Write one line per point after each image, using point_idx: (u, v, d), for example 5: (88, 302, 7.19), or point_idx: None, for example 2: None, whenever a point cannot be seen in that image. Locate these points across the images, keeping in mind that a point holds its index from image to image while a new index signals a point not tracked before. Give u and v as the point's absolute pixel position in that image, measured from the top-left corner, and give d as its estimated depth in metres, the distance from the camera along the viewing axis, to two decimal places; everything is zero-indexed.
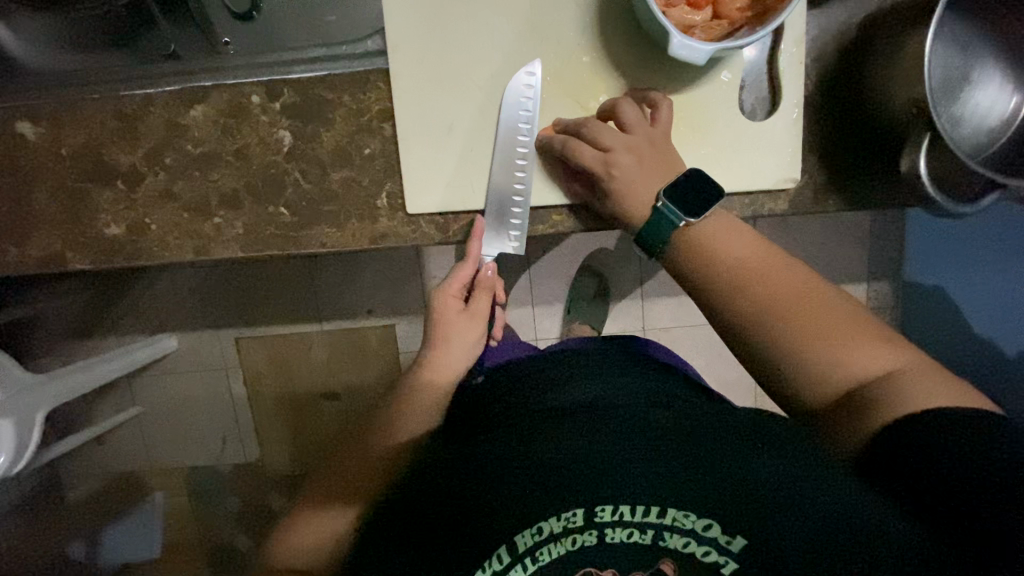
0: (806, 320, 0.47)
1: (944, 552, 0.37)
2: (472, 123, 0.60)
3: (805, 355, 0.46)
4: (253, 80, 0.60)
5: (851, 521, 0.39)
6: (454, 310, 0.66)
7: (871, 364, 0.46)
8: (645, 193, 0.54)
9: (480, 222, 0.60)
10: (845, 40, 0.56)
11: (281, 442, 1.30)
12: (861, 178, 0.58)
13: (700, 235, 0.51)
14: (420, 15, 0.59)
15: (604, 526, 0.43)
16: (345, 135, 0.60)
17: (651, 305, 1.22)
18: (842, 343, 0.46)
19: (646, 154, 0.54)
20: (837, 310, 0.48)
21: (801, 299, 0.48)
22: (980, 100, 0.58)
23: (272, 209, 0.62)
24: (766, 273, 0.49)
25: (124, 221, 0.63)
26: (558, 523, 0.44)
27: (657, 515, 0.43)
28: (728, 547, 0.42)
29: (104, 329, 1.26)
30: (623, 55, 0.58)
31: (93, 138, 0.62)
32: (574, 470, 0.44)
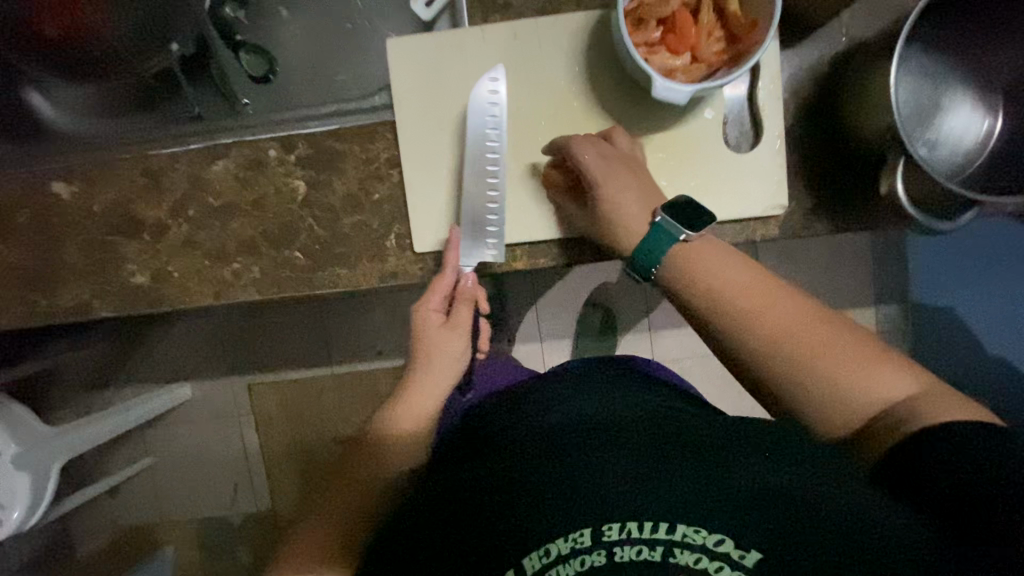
0: (807, 342, 0.49)
1: (965, 555, 0.37)
2: (473, 166, 0.64)
3: (806, 374, 0.48)
4: (271, 136, 0.65)
5: (869, 532, 0.39)
6: (435, 324, 0.65)
7: (875, 388, 0.47)
8: (635, 200, 0.57)
9: (456, 233, 0.63)
10: (818, 77, 0.61)
11: (294, 489, 1.29)
12: (846, 203, 0.60)
13: (691, 252, 0.54)
14: (421, 75, 0.64)
15: (614, 545, 0.41)
16: (356, 182, 0.64)
17: (660, 337, 1.23)
18: (848, 362, 0.48)
19: (633, 170, 0.58)
20: (836, 332, 0.49)
21: (797, 324, 0.50)
22: (953, 124, 0.61)
23: (289, 253, 0.65)
24: (758, 292, 0.51)
25: (149, 269, 0.67)
26: (566, 543, 0.42)
27: (668, 531, 0.41)
28: (744, 563, 0.40)
29: (120, 381, 1.28)
30: (612, 99, 0.62)
31: (123, 194, 0.66)
32: (570, 486, 0.44)
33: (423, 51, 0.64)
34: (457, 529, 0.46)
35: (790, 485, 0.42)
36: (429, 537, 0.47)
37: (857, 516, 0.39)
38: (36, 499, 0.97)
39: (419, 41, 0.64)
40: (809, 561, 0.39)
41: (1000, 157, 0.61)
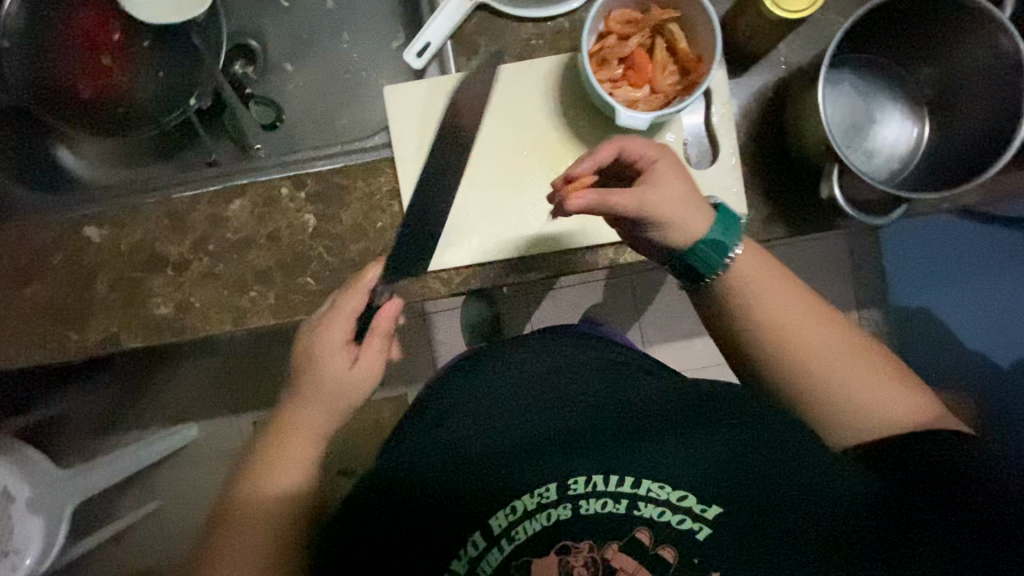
0: (841, 375, 0.57)
1: (900, 509, 0.53)
2: (465, 193, 0.72)
3: (838, 394, 0.57)
4: (283, 176, 0.72)
5: (812, 489, 0.54)
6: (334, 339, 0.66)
7: (884, 404, 0.57)
8: (677, 181, 0.57)
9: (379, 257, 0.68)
10: (764, 100, 0.69)
11: None
12: (798, 209, 0.68)
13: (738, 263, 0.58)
14: (416, 111, 0.72)
15: (578, 499, 0.55)
16: (361, 213, 0.72)
17: (653, 351, 1.30)
18: (873, 387, 0.57)
19: (668, 161, 0.58)
20: (851, 351, 0.58)
21: (834, 356, 0.58)
22: (886, 134, 0.69)
23: (301, 280, 0.72)
24: (795, 303, 0.58)
25: (172, 301, 0.73)
26: (532, 499, 0.56)
27: (634, 487, 0.55)
28: (703, 513, 0.54)
29: (129, 423, 1.32)
30: (585, 128, 0.70)
31: (149, 234, 0.73)
32: (554, 459, 0.58)
33: (420, 91, 0.72)
34: (458, 494, 0.58)
35: (725, 448, 0.56)
36: (432, 504, 0.58)
37: (815, 483, 0.54)
38: (48, 543, 0.98)
39: (416, 83, 0.72)
40: (739, 507, 0.54)
41: (930, 160, 0.68)
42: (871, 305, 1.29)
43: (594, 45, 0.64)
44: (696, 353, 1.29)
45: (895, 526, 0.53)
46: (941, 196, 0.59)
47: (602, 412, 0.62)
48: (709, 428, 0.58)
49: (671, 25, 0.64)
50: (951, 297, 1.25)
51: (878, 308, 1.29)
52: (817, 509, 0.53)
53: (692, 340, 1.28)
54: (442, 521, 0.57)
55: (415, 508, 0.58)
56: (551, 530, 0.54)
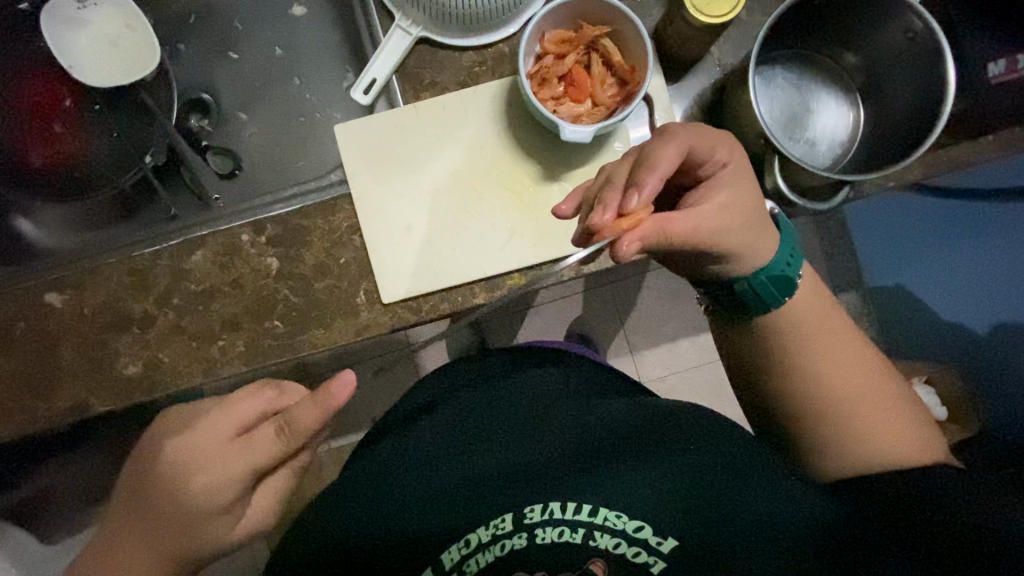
0: (849, 392, 0.58)
1: (863, 530, 0.51)
2: (425, 222, 0.72)
3: (842, 407, 0.58)
4: (242, 222, 0.73)
5: (768, 511, 0.53)
6: (229, 436, 0.55)
7: (890, 431, 0.57)
8: (741, 197, 0.57)
9: (349, 377, 0.53)
10: (704, 101, 0.71)
11: None
12: None
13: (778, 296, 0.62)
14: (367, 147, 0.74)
15: (534, 528, 0.54)
16: (323, 251, 0.72)
17: (642, 356, 1.31)
18: (881, 408, 0.58)
19: (724, 177, 0.58)
20: (871, 378, 0.59)
21: (841, 376, 0.59)
22: (824, 121, 0.72)
23: (269, 323, 0.71)
24: (820, 325, 0.61)
25: (140, 360, 0.72)
26: (487, 531, 0.55)
27: (591, 515, 0.54)
28: (660, 546, 0.53)
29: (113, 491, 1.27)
30: (534, 146, 0.72)
31: (111, 295, 0.73)
32: (510, 488, 0.58)
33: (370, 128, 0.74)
34: (413, 531, 0.57)
35: (682, 469, 0.56)
36: (383, 539, 0.58)
37: (774, 509, 0.53)
38: None
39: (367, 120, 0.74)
40: (694, 531, 0.53)
41: (869, 142, 0.71)
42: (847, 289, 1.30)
43: (533, 66, 0.67)
44: (684, 354, 1.30)
45: (852, 549, 0.50)
46: (879, 176, 0.61)
47: (560, 439, 0.63)
48: (670, 449, 0.58)
49: (604, 40, 0.67)
50: (923, 274, 1.27)
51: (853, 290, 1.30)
52: (773, 532, 0.52)
53: (678, 342, 1.29)
54: (395, 554, 0.57)
55: (372, 552, 0.57)
56: (505, 560, 0.54)
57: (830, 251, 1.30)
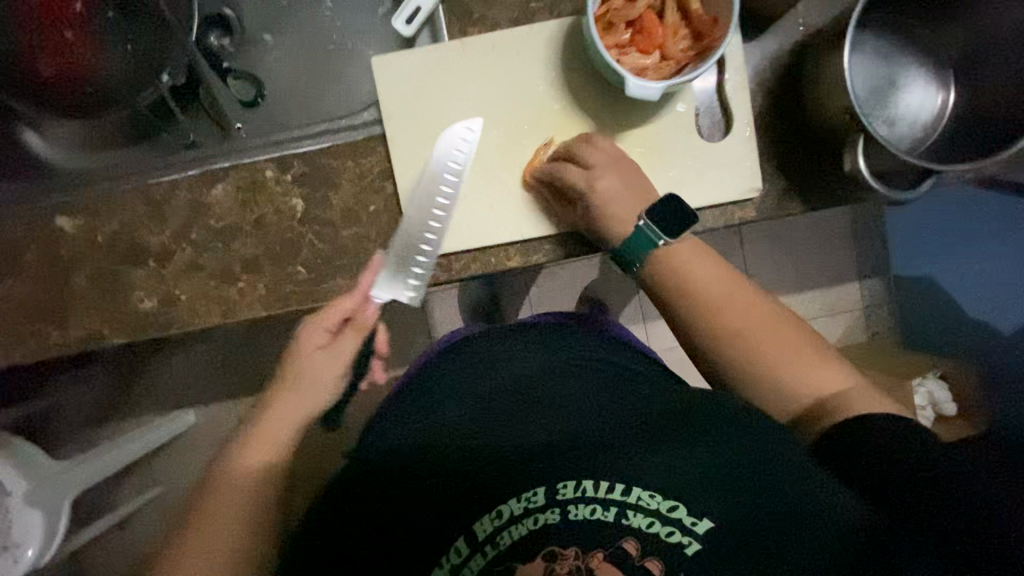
0: (774, 350, 0.59)
1: (890, 526, 0.49)
2: (461, 175, 0.67)
3: (762, 368, 0.59)
4: (266, 157, 0.68)
5: (806, 501, 0.51)
6: (318, 341, 0.66)
7: (825, 384, 0.57)
8: (620, 207, 0.62)
9: (379, 260, 0.66)
10: (781, 64, 0.64)
11: None
12: (815, 181, 0.64)
13: (676, 266, 0.61)
14: (425, 197, 0.66)
15: (567, 504, 0.53)
16: (352, 196, 0.67)
17: (654, 325, 1.27)
18: (805, 366, 0.58)
19: (624, 169, 0.63)
20: (786, 335, 0.59)
21: (760, 338, 0.59)
22: (910, 100, 0.65)
23: (291, 269, 0.68)
24: (728, 289, 0.61)
25: (156, 295, 0.69)
26: (521, 503, 0.54)
27: (623, 494, 0.52)
28: (694, 528, 0.50)
29: (123, 413, 1.28)
30: (588, 98, 0.66)
31: (126, 225, 0.69)
32: (541, 462, 0.57)
33: (439, 179, 0.66)
34: (453, 494, 0.58)
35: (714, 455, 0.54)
36: (412, 507, 0.58)
37: (810, 506, 0.51)
38: (48, 536, 0.98)
39: (436, 173, 0.66)
40: (730, 516, 0.51)
41: (955, 128, 0.64)
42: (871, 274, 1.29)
43: (600, 8, 0.60)
44: None
45: (879, 549, 0.48)
46: (967, 168, 0.56)
47: (598, 417, 0.62)
48: (702, 430, 0.56)
49: None
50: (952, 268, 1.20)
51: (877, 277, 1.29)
52: (807, 524, 0.50)
53: None
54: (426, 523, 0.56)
55: (410, 517, 0.58)
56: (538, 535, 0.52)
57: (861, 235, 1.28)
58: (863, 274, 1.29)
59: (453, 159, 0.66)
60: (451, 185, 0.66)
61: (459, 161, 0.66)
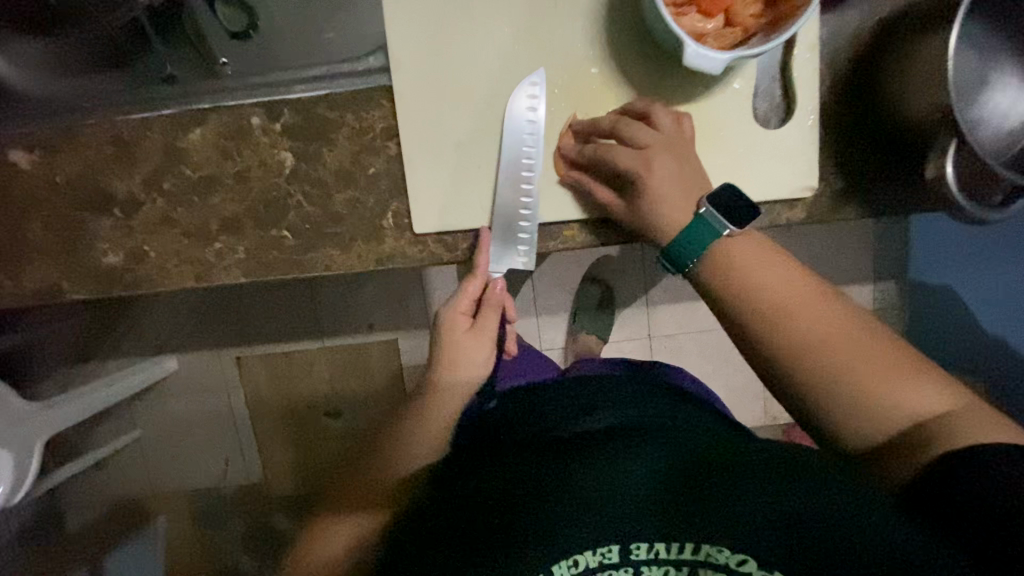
0: (858, 365, 0.44)
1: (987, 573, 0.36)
2: (478, 141, 0.59)
3: (833, 383, 0.44)
4: (253, 101, 0.58)
5: (876, 537, 0.36)
6: (461, 329, 0.61)
7: (923, 403, 0.44)
8: (679, 198, 0.52)
9: (486, 235, 0.59)
10: (858, 41, 0.55)
11: (283, 458, 1.22)
12: (877, 184, 0.56)
13: (729, 258, 0.49)
14: (512, 166, 0.58)
15: (640, 564, 0.39)
16: (349, 155, 0.59)
17: (656, 313, 1.10)
18: (895, 380, 0.44)
19: (681, 153, 0.54)
20: (871, 345, 0.45)
21: (839, 349, 0.45)
22: (999, 100, 0.57)
23: (275, 233, 0.60)
24: (795, 291, 0.47)
25: (122, 249, 0.61)
26: (593, 556, 0.39)
27: (692, 550, 0.38)
28: None
29: (104, 353, 1.17)
30: (631, 65, 0.57)
31: (89, 166, 0.60)
32: (606, 505, 0.40)
33: (518, 144, 0.57)
34: (478, 537, 0.40)
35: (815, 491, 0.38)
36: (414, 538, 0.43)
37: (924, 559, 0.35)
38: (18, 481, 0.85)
39: (514, 139, 0.57)
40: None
41: None
42: (888, 276, 1.04)
43: None
44: (702, 315, 1.10)
45: None
46: None
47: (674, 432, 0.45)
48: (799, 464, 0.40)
49: None
50: None
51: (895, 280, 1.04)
52: None
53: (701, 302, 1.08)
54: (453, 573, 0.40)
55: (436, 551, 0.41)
56: None
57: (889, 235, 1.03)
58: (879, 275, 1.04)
59: (527, 118, 0.57)
60: (535, 147, 0.57)
61: (535, 120, 0.57)
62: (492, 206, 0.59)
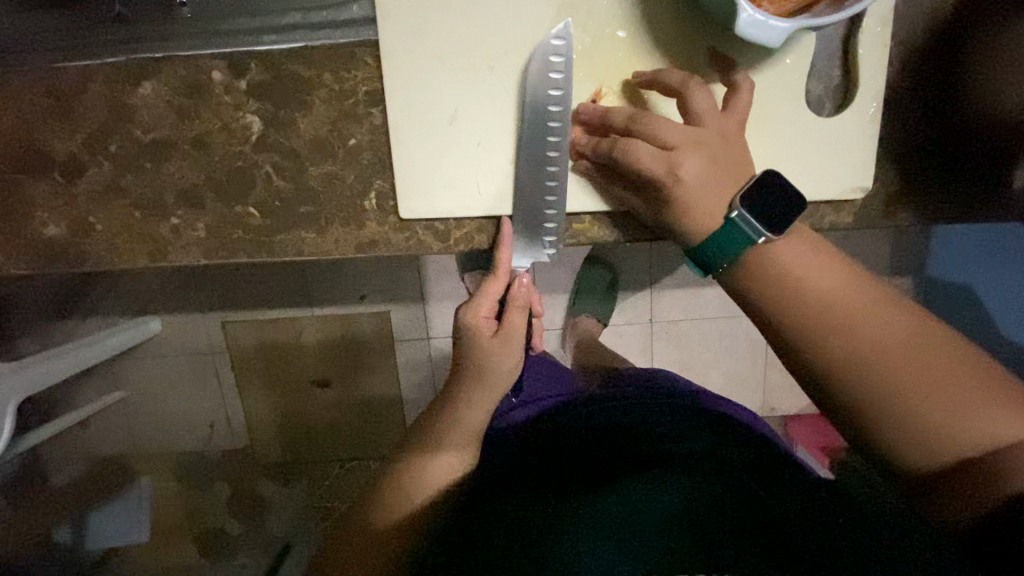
0: (930, 387, 0.37)
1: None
2: (482, 113, 0.50)
3: (898, 407, 0.38)
4: (213, 52, 0.49)
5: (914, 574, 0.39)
6: (488, 334, 0.53)
7: (1005, 429, 0.37)
8: (716, 197, 0.44)
9: (508, 226, 0.51)
10: (941, 13, 0.46)
11: (269, 424, 1.09)
12: (942, 186, 0.49)
13: (776, 263, 0.42)
14: (533, 141, 0.49)
15: None
16: (326, 122, 0.50)
17: (660, 297, 1.01)
18: (973, 403, 0.37)
19: (717, 147, 0.45)
20: (945, 354, 0.38)
21: (909, 368, 0.38)
22: None
23: (240, 209, 0.52)
24: (851, 297, 0.40)
25: (65, 219, 0.53)
26: None
27: None
28: None
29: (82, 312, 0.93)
30: (663, 31, 0.48)
31: (22, 120, 0.51)
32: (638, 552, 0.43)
33: (541, 114, 0.49)
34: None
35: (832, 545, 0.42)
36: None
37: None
38: None
39: (538, 108, 0.48)
40: None
41: None
42: (902, 273, 0.89)
43: None
44: (709, 301, 1.01)
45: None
46: None
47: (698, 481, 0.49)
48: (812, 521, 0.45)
49: None
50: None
51: (909, 277, 0.89)
52: None
53: (709, 287, 1.00)
54: None
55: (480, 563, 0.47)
56: None
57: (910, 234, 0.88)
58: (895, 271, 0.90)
59: (551, 83, 0.48)
60: (561, 118, 0.48)
61: (562, 83, 0.48)
62: (511, 190, 0.51)
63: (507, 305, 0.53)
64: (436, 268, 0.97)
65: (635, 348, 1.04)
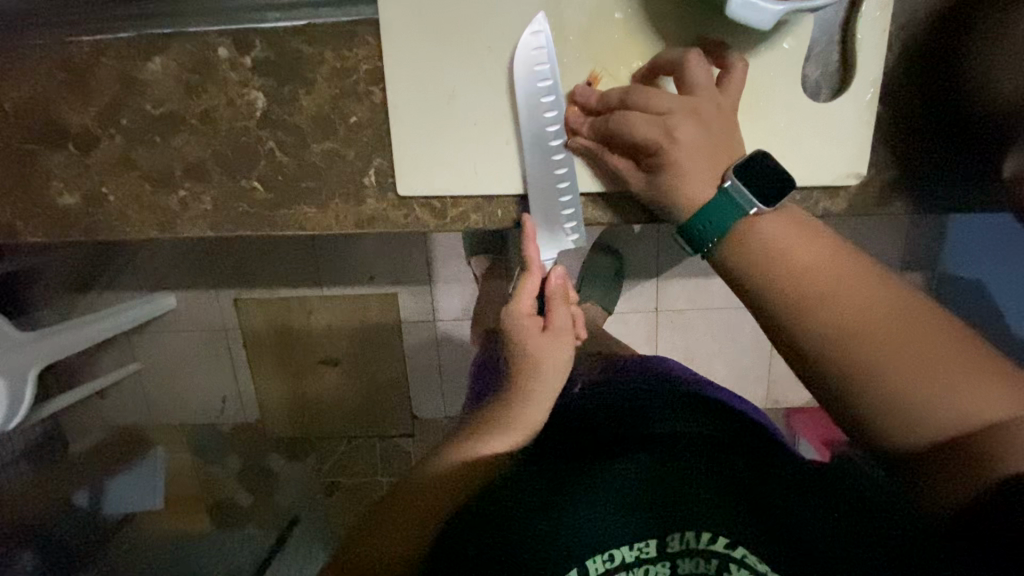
0: (911, 366, 0.38)
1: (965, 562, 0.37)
2: (478, 93, 0.51)
3: (879, 385, 0.38)
4: (219, 29, 0.51)
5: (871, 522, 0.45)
6: (534, 331, 0.56)
7: (981, 410, 0.37)
8: (707, 175, 0.45)
9: (531, 223, 0.52)
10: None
11: (277, 400, 1.12)
12: (936, 175, 0.49)
13: (762, 241, 0.42)
14: (529, 119, 0.50)
15: (676, 557, 0.48)
16: (328, 100, 0.51)
17: (666, 286, 1.01)
18: (951, 382, 0.37)
19: (710, 126, 0.45)
20: (927, 331, 0.38)
21: (892, 344, 0.38)
22: None
23: (246, 183, 0.54)
24: (831, 272, 0.40)
25: (78, 189, 0.55)
26: (631, 552, 0.48)
27: (726, 547, 0.47)
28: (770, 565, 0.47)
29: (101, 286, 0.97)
30: (662, 14, 0.48)
31: (39, 93, 0.53)
32: (637, 513, 0.50)
33: (533, 101, 0.50)
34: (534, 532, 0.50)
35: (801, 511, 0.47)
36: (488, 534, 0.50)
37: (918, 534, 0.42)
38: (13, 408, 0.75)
39: (530, 88, 0.49)
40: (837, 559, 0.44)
41: None
42: (916, 266, 0.89)
43: None
44: (713, 292, 1.01)
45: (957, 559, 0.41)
46: None
47: (694, 446, 0.53)
48: (788, 479, 0.49)
49: None
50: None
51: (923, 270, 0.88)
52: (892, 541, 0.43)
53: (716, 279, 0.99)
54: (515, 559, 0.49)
55: (490, 551, 0.50)
56: None
57: (921, 226, 0.87)
58: (903, 265, 0.89)
59: (539, 68, 0.49)
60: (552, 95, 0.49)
61: (547, 69, 0.49)
62: (507, 169, 0.52)
63: (550, 304, 0.56)
64: (443, 251, 0.98)
65: (639, 336, 1.05)
